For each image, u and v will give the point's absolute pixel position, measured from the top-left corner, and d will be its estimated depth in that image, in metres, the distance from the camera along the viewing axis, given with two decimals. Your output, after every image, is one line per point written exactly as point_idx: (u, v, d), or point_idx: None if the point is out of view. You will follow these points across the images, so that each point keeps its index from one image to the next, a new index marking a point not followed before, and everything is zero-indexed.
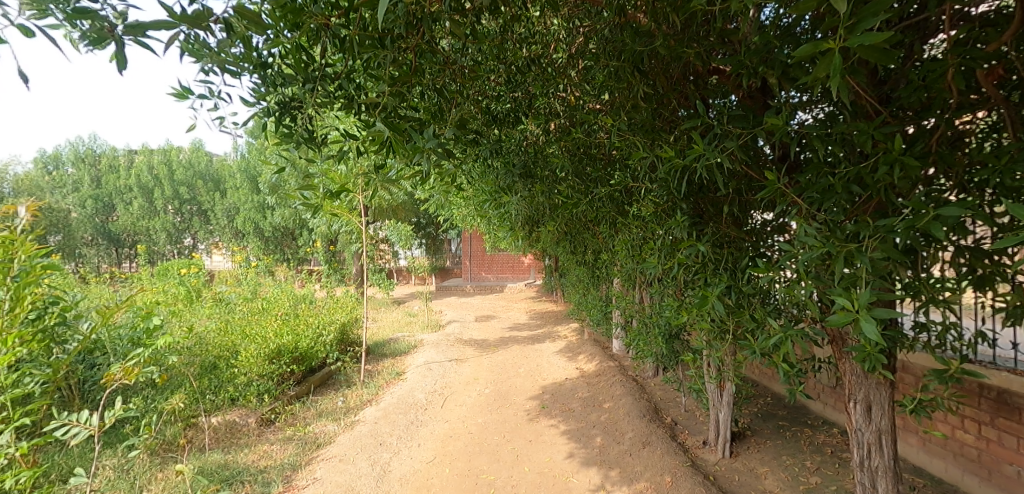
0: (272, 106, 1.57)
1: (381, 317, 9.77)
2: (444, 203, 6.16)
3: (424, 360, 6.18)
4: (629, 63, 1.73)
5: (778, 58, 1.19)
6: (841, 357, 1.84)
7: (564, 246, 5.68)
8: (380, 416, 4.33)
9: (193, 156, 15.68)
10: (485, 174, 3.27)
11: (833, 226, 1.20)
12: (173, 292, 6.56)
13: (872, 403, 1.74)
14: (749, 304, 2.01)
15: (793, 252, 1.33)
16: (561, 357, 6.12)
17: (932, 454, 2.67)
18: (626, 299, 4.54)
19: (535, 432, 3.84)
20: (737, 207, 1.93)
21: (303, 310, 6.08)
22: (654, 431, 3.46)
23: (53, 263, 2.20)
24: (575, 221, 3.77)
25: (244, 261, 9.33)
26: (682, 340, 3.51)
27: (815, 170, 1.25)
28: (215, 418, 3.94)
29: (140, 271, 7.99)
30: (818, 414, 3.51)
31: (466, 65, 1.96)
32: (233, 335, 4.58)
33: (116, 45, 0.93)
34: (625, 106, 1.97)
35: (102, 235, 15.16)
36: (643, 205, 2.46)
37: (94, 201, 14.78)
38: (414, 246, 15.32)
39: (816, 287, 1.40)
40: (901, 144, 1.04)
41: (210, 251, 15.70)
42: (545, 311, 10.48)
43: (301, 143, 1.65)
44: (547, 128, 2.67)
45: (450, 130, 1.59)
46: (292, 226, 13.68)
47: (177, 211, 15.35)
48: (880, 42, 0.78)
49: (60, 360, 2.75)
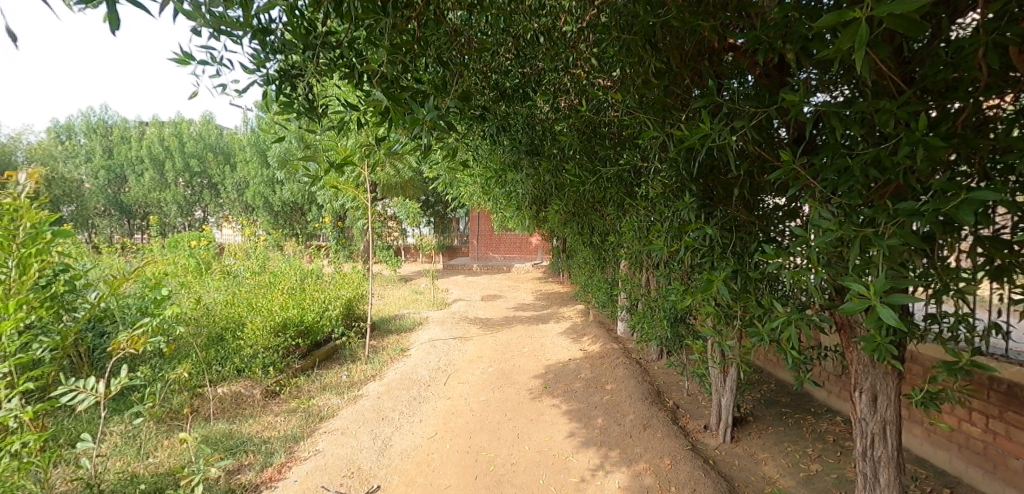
0: (272, 75, 1.55)
1: (386, 294, 9.84)
2: (451, 180, 6.12)
3: (429, 337, 6.24)
4: (640, 36, 1.64)
5: (798, 31, 1.11)
6: (848, 345, 1.79)
7: (571, 227, 5.63)
8: (383, 391, 4.38)
9: (203, 129, 15.74)
10: (492, 152, 3.21)
11: (849, 211, 1.13)
12: (184, 264, 6.64)
13: (878, 392, 1.70)
14: (756, 290, 1.96)
15: (805, 237, 1.28)
16: (565, 338, 6.14)
17: (936, 445, 2.64)
18: (631, 282, 4.51)
19: (536, 411, 3.86)
20: (748, 190, 1.86)
21: (310, 285, 6.14)
22: (655, 414, 3.47)
23: (59, 231, 2.20)
24: (582, 201, 3.72)
25: (253, 236, 9.41)
26: (687, 324, 3.48)
27: (833, 152, 1.18)
28: (222, 389, 4.01)
29: (151, 243, 8.09)
30: (822, 403, 3.48)
31: (472, 37, 1.91)
32: (240, 307, 4.63)
33: (110, 6, 0.88)
34: (636, 82, 1.88)
35: (114, 206, 15.31)
36: (651, 185, 2.40)
37: (106, 172, 14.87)
38: (421, 224, 15.35)
39: (827, 274, 1.34)
40: (925, 124, 0.96)
41: (220, 225, 15.82)
42: (551, 291, 10.50)
43: (301, 113, 1.64)
44: (555, 105, 2.59)
45: (452, 102, 1.53)
46: (301, 201, 13.73)
47: (187, 183, 15.43)
48: (913, 11, 0.71)
49: (69, 328, 2.78)
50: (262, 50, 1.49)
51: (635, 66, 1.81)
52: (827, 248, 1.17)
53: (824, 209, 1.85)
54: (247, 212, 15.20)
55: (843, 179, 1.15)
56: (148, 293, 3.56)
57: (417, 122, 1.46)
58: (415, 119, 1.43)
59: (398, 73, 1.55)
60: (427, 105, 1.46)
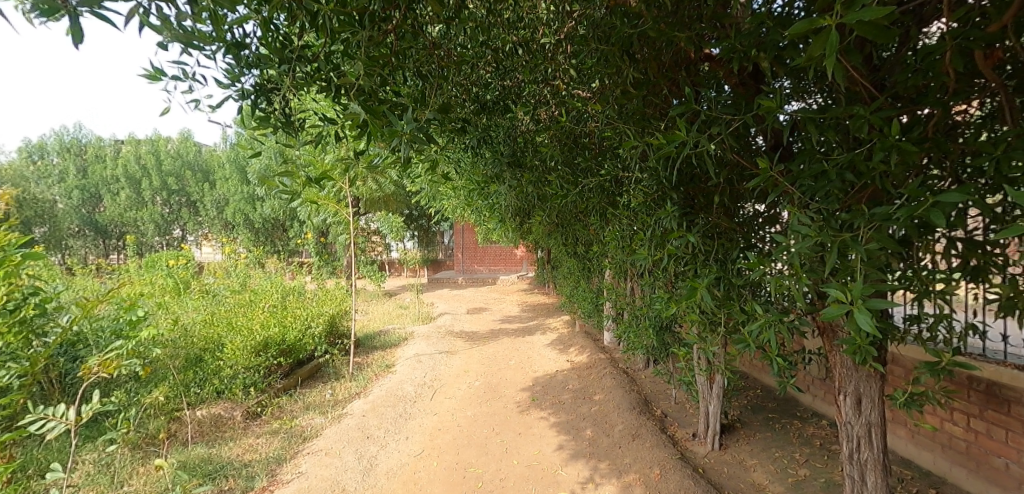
0: (246, 89, 1.52)
1: (371, 309, 9.70)
2: (434, 193, 6.11)
3: (415, 352, 6.14)
4: (618, 47, 1.67)
5: (771, 39, 1.13)
6: (831, 349, 1.81)
7: (556, 238, 5.65)
8: (368, 409, 4.28)
9: (181, 146, 15.50)
10: (474, 164, 3.21)
11: (827, 216, 1.15)
12: (161, 284, 6.47)
13: (862, 395, 1.72)
14: (739, 297, 1.97)
15: (785, 244, 1.29)
16: (552, 349, 6.11)
17: (921, 446, 2.68)
18: (617, 292, 4.53)
19: (525, 424, 3.81)
20: (728, 197, 1.89)
21: (292, 302, 6.02)
22: (644, 423, 3.45)
23: (27, 253, 2.12)
24: (565, 212, 3.73)
25: (234, 254, 9.23)
26: (672, 331, 3.49)
27: (809, 158, 1.20)
28: (200, 411, 3.88)
29: (127, 263, 7.88)
30: (808, 407, 3.50)
31: (452, 50, 1.91)
32: (219, 327, 4.51)
33: (71, 18, 0.85)
34: (615, 92, 1.90)
35: (88, 226, 14.90)
36: (633, 195, 2.41)
37: (80, 191, 14.50)
38: (406, 238, 15.25)
39: (808, 279, 1.35)
40: (896, 129, 0.98)
41: (199, 243, 15.49)
42: (537, 303, 10.47)
43: (278, 128, 1.60)
44: (536, 116, 2.60)
45: (430, 113, 1.52)
46: (282, 218, 13.54)
47: (165, 202, 15.11)
48: (881, 18, 0.73)
49: (38, 353, 2.67)
50: (235, 64, 1.47)
51: (614, 77, 1.83)
52: (807, 254, 1.19)
53: (803, 215, 1.89)
54: (227, 230, 14.92)
55: (820, 185, 1.17)
56: (123, 315, 3.45)
57: (396, 135, 1.45)
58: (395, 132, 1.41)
59: (377, 87, 1.54)
60: (407, 118, 1.45)
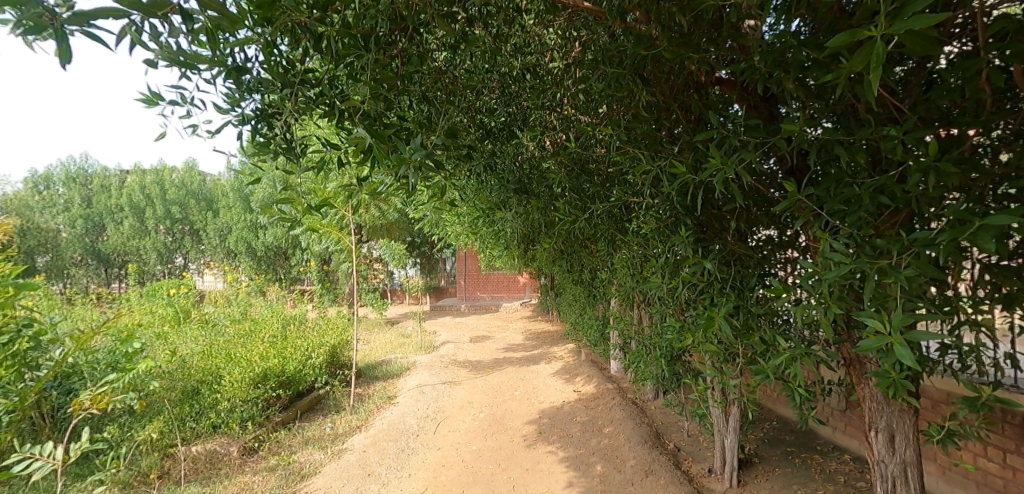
0: (247, 114, 1.53)
1: (372, 338, 9.54)
2: (437, 220, 6.08)
3: (417, 383, 5.99)
4: (630, 70, 1.65)
5: (795, 58, 1.11)
6: (859, 382, 1.72)
7: (560, 264, 5.59)
8: (369, 444, 4.13)
9: (186, 176, 15.67)
10: (479, 191, 3.19)
11: (861, 241, 1.10)
12: (161, 314, 6.39)
13: (895, 432, 1.63)
14: (760, 326, 1.90)
15: (814, 273, 1.24)
16: (557, 379, 5.96)
17: (954, 483, 2.54)
18: (624, 319, 4.44)
19: (533, 460, 3.66)
20: (746, 223, 1.84)
21: (293, 332, 5.92)
22: (657, 458, 3.31)
23: (26, 284, 2.07)
24: (571, 238, 3.69)
25: (235, 282, 9.16)
26: (683, 360, 3.38)
27: (837, 181, 1.16)
28: (195, 447, 3.74)
29: (128, 293, 7.82)
30: (828, 440, 3.35)
31: (459, 76, 1.91)
32: (218, 359, 4.42)
33: (57, 37, 0.81)
34: (626, 117, 1.88)
35: (92, 255, 14.93)
36: (643, 221, 2.37)
37: (85, 221, 14.60)
38: (408, 266, 15.18)
39: (839, 308, 1.29)
40: (934, 150, 0.95)
41: (201, 271, 15.44)
42: (541, 331, 10.31)
43: (279, 153, 1.59)
44: (543, 142, 2.59)
45: (439, 140, 1.49)
46: (284, 246, 13.53)
47: (168, 230, 15.14)
48: (925, 29, 0.70)
49: (29, 387, 2.58)
50: (236, 89, 1.48)
51: (626, 100, 1.82)
52: (839, 282, 1.13)
53: (825, 236, 1.86)
54: (229, 258, 14.89)
55: (852, 209, 1.12)
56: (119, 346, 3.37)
57: (404, 162, 1.41)
58: (403, 158, 1.38)
59: (383, 112, 1.54)
60: (414, 143, 1.41)
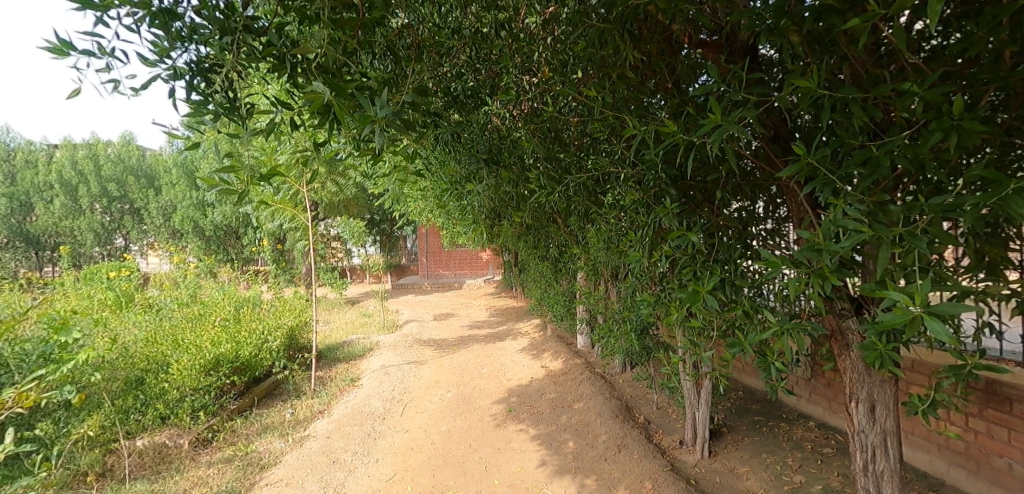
0: (180, 69, 1.27)
1: (333, 319, 9.23)
2: (399, 194, 5.84)
3: (381, 364, 5.81)
4: (616, 24, 1.53)
5: (808, 5, 1.02)
6: (840, 353, 1.76)
7: (527, 240, 5.50)
8: (333, 429, 3.94)
9: (123, 150, 14.48)
10: (446, 163, 3.01)
11: (875, 207, 1.05)
12: (99, 299, 5.90)
13: (876, 403, 1.68)
14: (743, 300, 1.87)
15: (817, 244, 1.19)
16: (525, 355, 5.93)
17: (915, 447, 2.66)
18: (593, 294, 4.41)
19: (504, 439, 3.60)
20: (732, 191, 1.89)
21: (246, 315, 5.60)
22: (629, 432, 3.31)
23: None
24: (540, 213, 3.58)
25: (183, 263, 8.59)
26: (653, 334, 3.37)
27: (844, 144, 1.10)
28: (142, 441, 3.45)
29: (62, 276, 7.19)
30: (792, 408, 3.45)
31: (425, 30, 1.73)
32: (164, 346, 4.10)
33: None
34: (609, 79, 1.76)
35: (19, 237, 13.68)
36: (622, 192, 2.28)
37: (8, 200, 13.35)
38: (368, 244, 14.73)
39: (840, 279, 1.25)
40: (958, 107, 0.90)
41: (145, 253, 14.42)
42: (506, 307, 10.26)
43: (220, 114, 1.34)
44: (515, 109, 2.43)
45: (408, 95, 1.28)
46: (235, 225, 12.80)
47: (105, 210, 13.98)
48: None
49: None
50: (164, 36, 1.23)
51: (610, 59, 1.70)
52: (850, 253, 1.08)
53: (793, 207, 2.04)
54: (176, 238, 13.95)
55: (863, 173, 1.07)
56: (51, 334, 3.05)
57: (368, 121, 1.16)
58: (366, 117, 1.13)
59: (343, 66, 1.30)
60: (381, 97, 1.17)
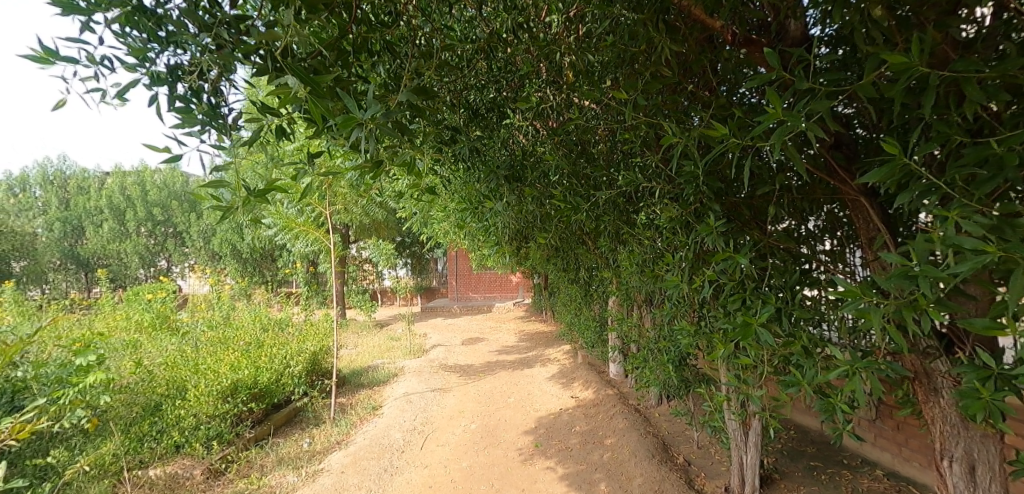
0: (160, 72, 1.17)
1: (361, 342, 9.16)
2: (424, 215, 5.77)
3: (404, 391, 5.63)
4: (650, 14, 1.36)
5: None
6: (926, 399, 1.47)
7: (555, 263, 5.29)
8: (348, 463, 3.76)
9: (168, 176, 15.16)
10: (467, 182, 2.86)
11: (1003, 222, 0.80)
12: (134, 320, 6.00)
13: (976, 462, 1.37)
14: (803, 334, 1.59)
15: (911, 270, 0.95)
16: (553, 383, 5.64)
17: None
18: (624, 319, 4.14)
19: (529, 478, 3.32)
20: (786, 205, 1.67)
21: (270, 338, 5.55)
22: (667, 476, 2.99)
23: None
24: (569, 233, 3.38)
25: (217, 284, 8.75)
26: (693, 365, 3.07)
27: (949, 140, 0.87)
28: (154, 471, 3.34)
29: (102, 297, 7.40)
30: (855, 453, 3.06)
31: (439, 33, 1.60)
32: (184, 370, 4.06)
33: None
34: (640, 80, 1.57)
35: (71, 259, 14.39)
36: (657, 209, 2.06)
37: (63, 224, 14.16)
38: (397, 266, 14.79)
39: (946, 310, 0.99)
40: None
41: (185, 275, 14.91)
42: (535, 331, 9.98)
43: (204, 123, 1.23)
44: (538, 122, 2.28)
45: (405, 97, 1.11)
46: (269, 247, 13.08)
47: (150, 233, 14.60)
48: None
49: None
50: (143, 36, 1.13)
51: (643, 56, 1.53)
52: (965, 278, 0.84)
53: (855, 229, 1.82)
54: (214, 261, 14.39)
55: (980, 176, 0.84)
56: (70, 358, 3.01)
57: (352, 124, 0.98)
58: (348, 119, 0.94)
59: (330, 66, 1.16)
60: (368, 95, 1.00)
